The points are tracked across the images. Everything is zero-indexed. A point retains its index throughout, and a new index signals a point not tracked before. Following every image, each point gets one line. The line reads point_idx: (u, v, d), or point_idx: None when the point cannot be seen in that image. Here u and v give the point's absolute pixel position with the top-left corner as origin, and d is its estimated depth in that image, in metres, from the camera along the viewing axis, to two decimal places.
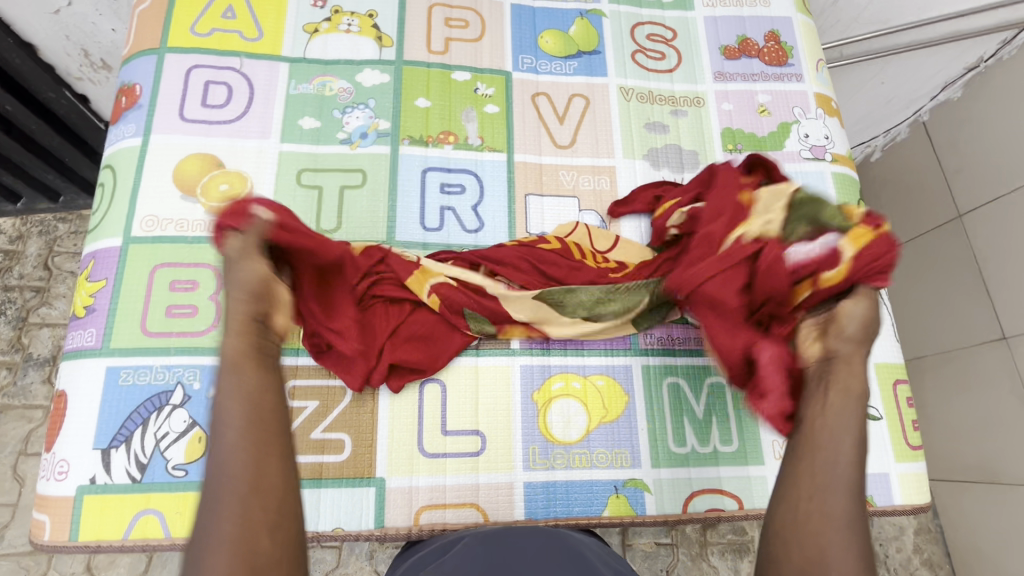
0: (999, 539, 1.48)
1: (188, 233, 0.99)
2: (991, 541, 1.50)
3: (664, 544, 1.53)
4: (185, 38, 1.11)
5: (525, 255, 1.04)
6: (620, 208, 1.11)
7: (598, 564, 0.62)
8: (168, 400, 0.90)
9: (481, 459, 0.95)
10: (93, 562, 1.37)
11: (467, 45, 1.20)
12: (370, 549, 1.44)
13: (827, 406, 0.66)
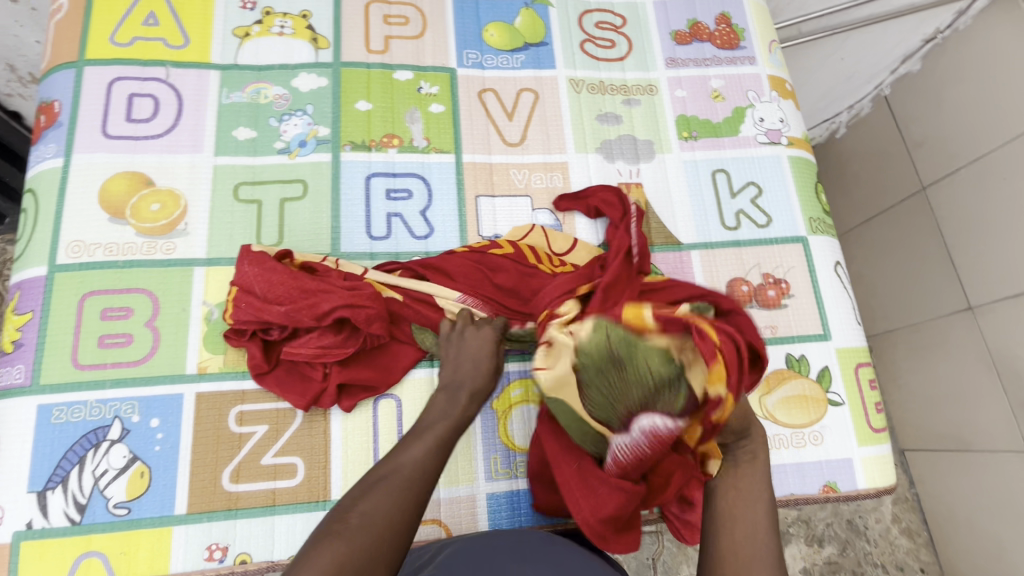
0: (972, 506, 1.50)
1: (118, 258, 0.94)
2: (964, 508, 1.52)
3: (649, 532, 1.50)
4: (105, 49, 1.04)
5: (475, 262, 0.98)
6: (567, 202, 1.08)
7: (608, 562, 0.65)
8: (105, 435, 0.86)
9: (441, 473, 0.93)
10: None
11: (408, 43, 1.15)
12: None
13: (737, 479, 0.67)
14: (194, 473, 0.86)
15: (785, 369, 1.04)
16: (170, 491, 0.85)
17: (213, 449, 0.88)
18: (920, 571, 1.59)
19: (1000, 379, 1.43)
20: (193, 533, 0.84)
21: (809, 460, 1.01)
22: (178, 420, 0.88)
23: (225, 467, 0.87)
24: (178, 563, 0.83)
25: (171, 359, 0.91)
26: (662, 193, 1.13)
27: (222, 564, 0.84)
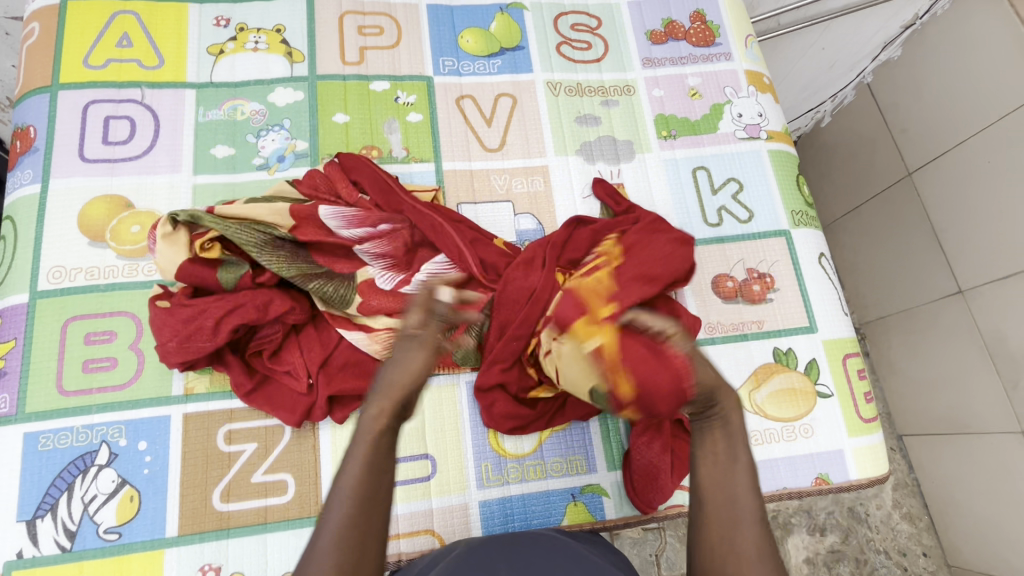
0: (973, 489, 1.50)
1: (99, 281, 0.93)
2: (965, 491, 1.52)
3: (651, 529, 1.50)
4: (78, 72, 1.04)
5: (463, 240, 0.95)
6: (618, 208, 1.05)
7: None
8: (93, 460, 0.86)
9: (432, 483, 0.93)
10: None
11: (383, 53, 1.15)
12: None
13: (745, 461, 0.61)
14: (185, 494, 0.86)
15: (773, 363, 1.04)
16: (160, 514, 0.85)
17: (202, 468, 0.88)
18: (923, 555, 1.59)
19: (993, 361, 1.43)
20: (185, 555, 0.84)
21: (801, 453, 1.01)
22: (165, 442, 0.88)
23: (216, 487, 0.87)
24: None
25: (156, 382, 0.90)
26: (644, 193, 1.13)
27: None
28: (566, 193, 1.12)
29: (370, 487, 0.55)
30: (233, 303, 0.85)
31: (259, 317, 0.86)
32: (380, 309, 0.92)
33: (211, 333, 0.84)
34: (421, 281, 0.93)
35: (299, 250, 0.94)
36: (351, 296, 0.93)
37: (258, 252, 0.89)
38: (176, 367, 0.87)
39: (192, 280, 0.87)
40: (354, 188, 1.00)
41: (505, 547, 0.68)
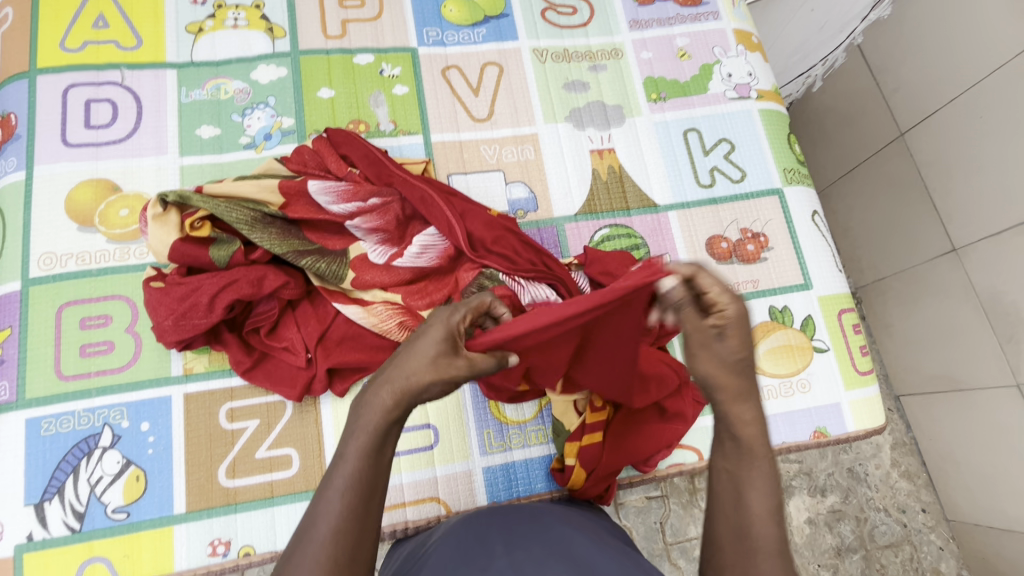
0: (970, 443, 1.52)
1: (91, 266, 0.93)
2: (962, 447, 1.54)
3: (655, 497, 1.51)
4: (55, 55, 1.02)
5: (455, 209, 0.94)
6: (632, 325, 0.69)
7: (577, 551, 0.62)
8: (96, 443, 0.86)
9: (402, 459, 0.92)
10: None
11: (365, 26, 1.13)
12: None
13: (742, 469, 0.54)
14: (189, 471, 0.87)
15: (770, 321, 1.05)
16: (167, 493, 0.86)
17: (205, 447, 0.88)
18: (922, 511, 1.62)
19: (988, 317, 1.45)
20: (194, 530, 0.85)
21: (800, 409, 1.02)
22: (168, 423, 0.88)
23: (220, 464, 0.88)
24: (183, 560, 0.84)
25: (155, 364, 0.90)
26: (636, 156, 1.13)
27: (226, 558, 0.85)
28: (557, 161, 1.11)
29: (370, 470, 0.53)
30: (224, 279, 0.85)
31: (254, 292, 0.86)
32: (374, 283, 0.93)
33: (206, 311, 0.84)
34: (412, 256, 0.93)
35: (290, 227, 0.94)
36: (345, 272, 0.93)
37: (250, 230, 0.88)
38: (174, 346, 0.88)
39: (184, 258, 0.87)
40: (343, 161, 0.99)
41: (495, 526, 0.68)
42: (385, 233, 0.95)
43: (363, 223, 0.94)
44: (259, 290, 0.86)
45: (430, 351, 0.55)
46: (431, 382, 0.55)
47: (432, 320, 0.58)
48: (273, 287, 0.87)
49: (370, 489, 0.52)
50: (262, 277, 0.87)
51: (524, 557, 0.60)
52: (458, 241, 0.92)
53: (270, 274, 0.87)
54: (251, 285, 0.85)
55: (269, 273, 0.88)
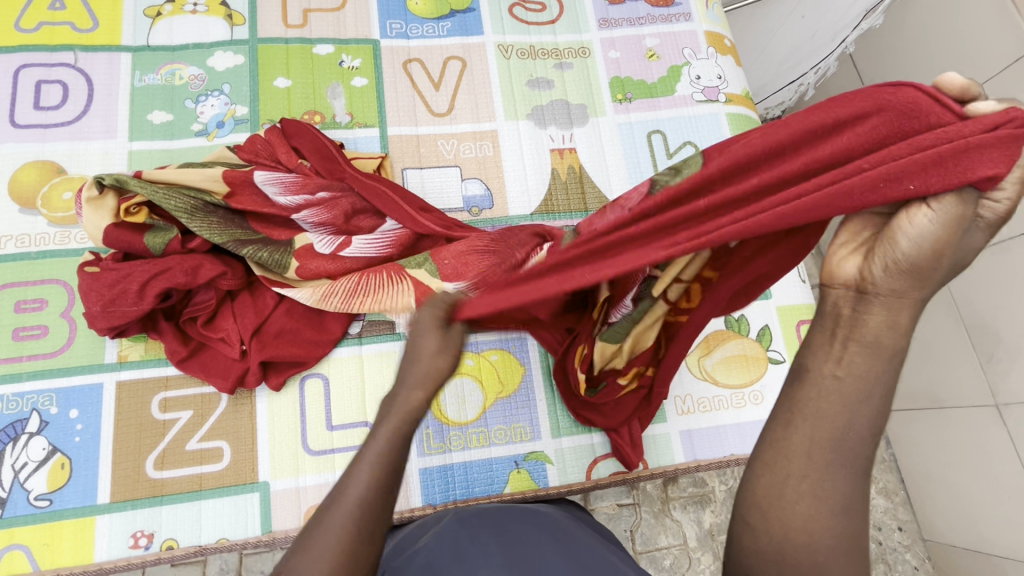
0: (948, 462, 1.49)
1: (30, 249, 0.92)
2: (942, 465, 1.51)
3: (626, 504, 1.49)
4: (8, 35, 1.01)
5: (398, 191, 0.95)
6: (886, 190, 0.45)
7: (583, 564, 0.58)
8: (23, 428, 0.85)
9: (337, 456, 0.90)
10: None
11: (327, 16, 1.11)
12: None
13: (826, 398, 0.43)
14: (117, 461, 0.85)
15: (725, 330, 1.02)
16: (91, 482, 0.84)
17: (135, 436, 0.87)
18: (898, 529, 1.59)
19: (968, 333, 1.41)
20: (117, 521, 0.83)
21: (752, 420, 0.99)
22: (98, 411, 0.87)
23: (149, 455, 0.86)
24: (104, 551, 0.82)
25: (89, 350, 0.89)
26: (597, 157, 1.11)
27: (147, 551, 0.83)
28: (516, 158, 1.09)
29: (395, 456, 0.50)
30: (156, 265, 0.83)
31: (188, 281, 0.84)
32: (321, 271, 0.90)
33: (137, 298, 0.82)
34: (363, 245, 0.92)
35: (233, 217, 0.92)
36: (289, 261, 0.90)
37: (188, 218, 0.87)
38: (106, 333, 0.86)
39: (118, 244, 0.85)
40: (295, 153, 0.97)
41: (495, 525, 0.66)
42: (334, 225, 0.93)
43: (311, 215, 0.92)
44: (191, 278, 0.84)
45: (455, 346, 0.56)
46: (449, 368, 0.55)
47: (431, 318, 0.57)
48: (208, 275, 0.85)
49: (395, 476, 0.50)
50: (196, 265, 0.85)
51: (517, 554, 0.59)
52: (421, 231, 0.92)
53: (205, 262, 0.85)
54: (183, 273, 0.84)
55: (204, 261, 0.85)
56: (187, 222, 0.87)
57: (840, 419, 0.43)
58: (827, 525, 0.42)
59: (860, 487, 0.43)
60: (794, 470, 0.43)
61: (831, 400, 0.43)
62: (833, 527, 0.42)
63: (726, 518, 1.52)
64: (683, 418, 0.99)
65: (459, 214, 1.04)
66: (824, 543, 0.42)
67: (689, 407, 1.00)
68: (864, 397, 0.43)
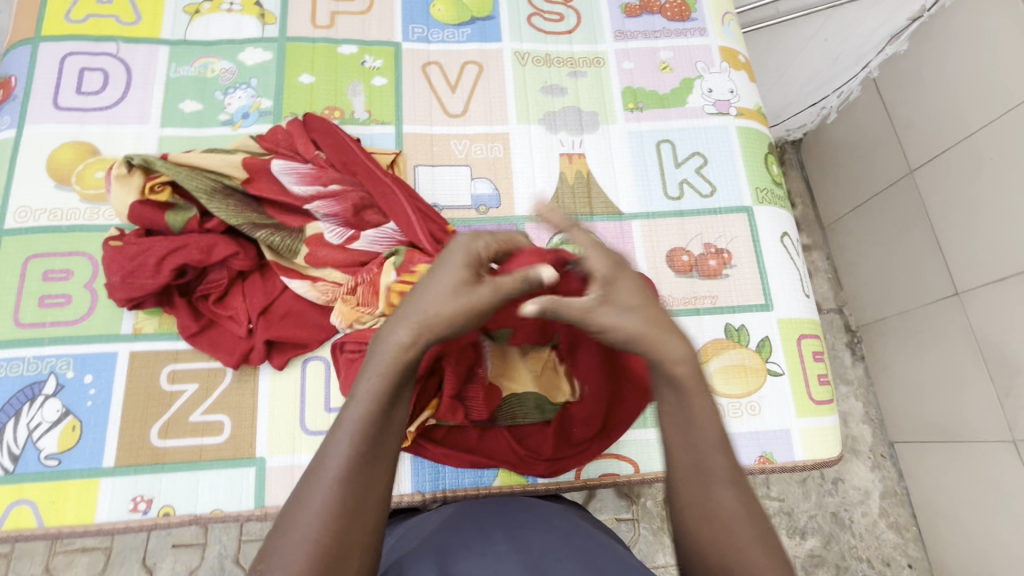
0: (963, 498, 1.43)
1: (61, 222, 0.97)
2: (956, 502, 1.45)
3: (625, 519, 1.47)
4: (59, 25, 1.08)
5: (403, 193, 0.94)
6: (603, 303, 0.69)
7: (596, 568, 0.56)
8: (40, 390, 0.89)
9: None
10: (52, 564, 1.31)
11: (354, 18, 1.17)
12: None
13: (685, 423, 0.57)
14: (124, 427, 0.89)
15: (724, 339, 1.03)
16: (99, 445, 0.88)
17: (142, 405, 0.90)
18: (908, 566, 1.53)
19: (986, 365, 1.37)
20: (119, 485, 0.87)
21: (747, 431, 0.99)
22: (110, 378, 0.91)
23: (154, 424, 0.90)
24: (104, 513, 0.86)
25: (107, 320, 0.94)
26: (606, 163, 1.13)
27: (146, 516, 0.86)
28: (525, 160, 1.12)
29: (377, 426, 0.53)
30: (175, 241, 0.88)
31: (203, 259, 0.89)
32: (326, 260, 0.93)
33: (154, 271, 0.87)
34: (370, 238, 0.94)
35: (250, 201, 0.96)
36: (299, 247, 0.94)
37: (207, 199, 0.92)
38: (124, 305, 0.91)
39: (141, 220, 0.91)
40: (314, 145, 1.00)
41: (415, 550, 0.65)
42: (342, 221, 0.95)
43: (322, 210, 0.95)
44: (206, 256, 0.89)
45: (456, 277, 0.57)
46: (454, 313, 0.56)
47: (453, 250, 0.60)
48: (222, 255, 0.90)
49: (375, 452, 0.52)
50: (211, 244, 0.89)
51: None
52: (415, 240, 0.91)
53: (219, 241, 0.90)
54: (198, 250, 0.88)
55: (219, 241, 0.90)
56: (205, 204, 0.92)
57: (692, 445, 0.56)
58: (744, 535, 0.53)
59: (735, 496, 0.54)
60: (687, 495, 0.55)
61: (685, 428, 0.57)
62: (745, 537, 0.52)
63: None
64: None
65: (466, 211, 1.07)
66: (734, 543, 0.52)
67: None
68: (691, 413, 0.56)
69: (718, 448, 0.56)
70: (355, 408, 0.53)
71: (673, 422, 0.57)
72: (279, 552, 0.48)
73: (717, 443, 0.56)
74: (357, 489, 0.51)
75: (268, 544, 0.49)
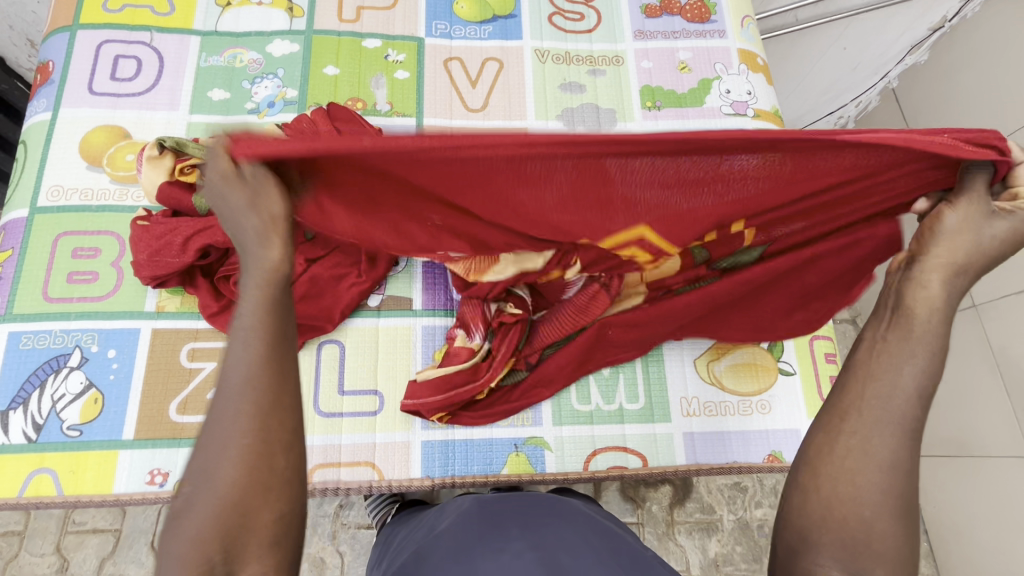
0: (977, 515, 1.40)
1: (92, 202, 1.00)
2: (970, 518, 1.42)
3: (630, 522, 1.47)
4: (97, 14, 1.13)
5: None
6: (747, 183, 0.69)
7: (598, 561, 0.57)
8: (65, 362, 0.92)
9: (345, 420, 0.95)
10: (64, 543, 1.33)
11: (379, 13, 1.20)
12: (333, 528, 1.36)
13: (895, 350, 0.50)
14: (144, 401, 0.91)
15: None
16: (119, 418, 0.90)
17: (162, 381, 0.93)
18: None
19: (1002, 378, 1.35)
20: (137, 458, 0.89)
21: (756, 430, 0.99)
22: (132, 353, 0.93)
23: (173, 399, 0.92)
24: (122, 484, 0.88)
25: (132, 298, 0.96)
26: None
27: (162, 488, 0.88)
28: None
29: (274, 338, 0.48)
30: (200, 223, 0.91)
31: (226, 240, 0.91)
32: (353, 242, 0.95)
33: (179, 250, 0.89)
34: None
35: None
36: None
37: None
38: (149, 283, 0.93)
39: (169, 201, 0.93)
40: (337, 134, 1.03)
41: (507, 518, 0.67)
42: None
43: None
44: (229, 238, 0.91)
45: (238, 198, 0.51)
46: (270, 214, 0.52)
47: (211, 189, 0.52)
48: None
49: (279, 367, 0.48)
50: None
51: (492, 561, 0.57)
52: None
53: None
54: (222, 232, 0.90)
55: None
56: None
57: (888, 381, 0.49)
58: (875, 480, 0.47)
59: (897, 445, 0.48)
60: (846, 427, 0.49)
61: (881, 361, 0.50)
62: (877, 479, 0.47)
63: (734, 549, 1.48)
64: (686, 421, 0.99)
65: None
66: (869, 497, 0.47)
67: (693, 410, 0.99)
68: (910, 354, 0.50)
69: (914, 398, 0.49)
70: (239, 335, 0.47)
71: (886, 351, 0.51)
72: (201, 469, 0.45)
73: (914, 396, 0.49)
74: (275, 418, 0.47)
75: (187, 471, 0.46)
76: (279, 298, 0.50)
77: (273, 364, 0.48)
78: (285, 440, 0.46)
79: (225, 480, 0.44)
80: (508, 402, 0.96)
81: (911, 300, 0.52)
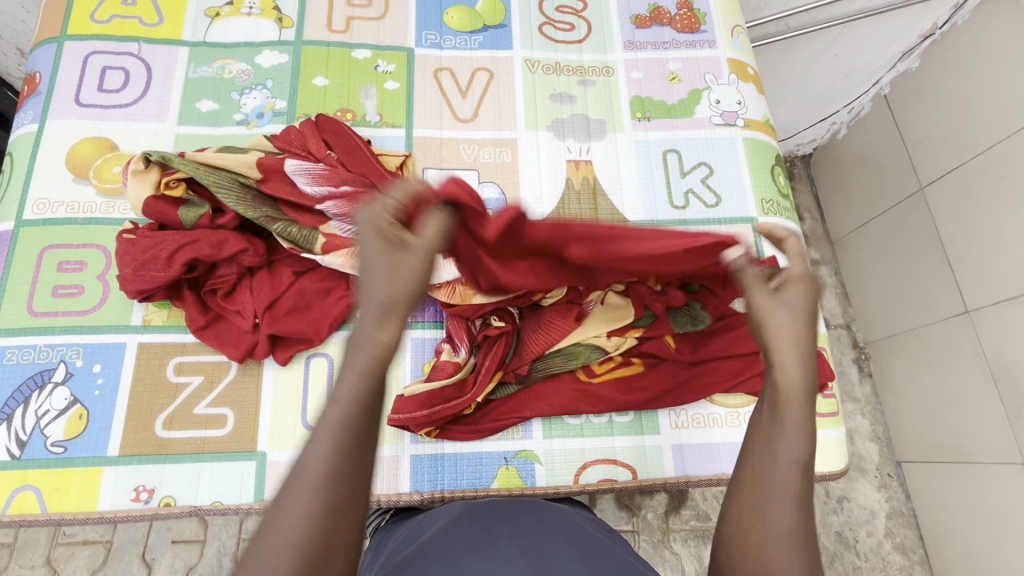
0: (972, 522, 1.40)
1: (78, 215, 1.00)
2: (965, 525, 1.42)
3: (624, 531, 1.46)
4: (85, 25, 1.12)
5: None
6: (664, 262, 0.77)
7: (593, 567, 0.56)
8: (50, 378, 0.91)
9: None
10: (54, 555, 1.32)
11: (368, 24, 1.20)
12: None
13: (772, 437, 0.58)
14: (130, 417, 0.90)
15: None
16: (104, 434, 0.89)
17: (148, 396, 0.92)
18: None
19: (996, 385, 1.35)
20: (122, 474, 0.88)
21: None
22: (118, 368, 0.92)
23: (158, 415, 0.91)
24: (106, 501, 0.87)
25: (118, 312, 0.95)
26: (612, 170, 1.14)
27: (147, 505, 0.87)
28: (532, 166, 1.13)
29: (355, 430, 0.51)
30: (187, 237, 0.90)
31: (213, 254, 0.90)
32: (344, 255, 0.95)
33: (165, 264, 0.88)
34: None
35: (264, 199, 0.98)
36: (316, 239, 0.94)
37: (225, 194, 0.94)
38: (134, 297, 0.92)
39: (156, 215, 0.93)
40: (325, 145, 1.02)
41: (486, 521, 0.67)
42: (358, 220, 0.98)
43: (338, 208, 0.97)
44: (217, 252, 0.91)
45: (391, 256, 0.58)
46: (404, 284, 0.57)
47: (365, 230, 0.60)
48: (234, 252, 0.91)
49: (354, 465, 0.50)
50: (223, 241, 0.91)
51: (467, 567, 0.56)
52: None
53: (229, 237, 0.91)
54: (209, 246, 0.90)
55: (230, 237, 0.91)
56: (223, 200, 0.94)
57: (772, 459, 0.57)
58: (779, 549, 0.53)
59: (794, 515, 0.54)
60: (746, 502, 0.56)
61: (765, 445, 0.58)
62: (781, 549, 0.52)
63: None
64: (676, 433, 0.98)
65: None
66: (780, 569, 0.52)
67: (683, 422, 0.99)
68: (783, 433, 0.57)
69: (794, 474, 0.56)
70: (325, 428, 0.51)
71: (763, 433, 0.59)
72: (260, 557, 0.47)
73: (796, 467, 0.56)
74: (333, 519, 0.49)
75: (247, 551, 0.48)
76: (377, 384, 0.53)
77: (355, 454, 0.51)
78: (347, 538, 0.49)
79: (285, 554, 0.46)
80: (497, 418, 0.96)
81: (768, 340, 0.62)
